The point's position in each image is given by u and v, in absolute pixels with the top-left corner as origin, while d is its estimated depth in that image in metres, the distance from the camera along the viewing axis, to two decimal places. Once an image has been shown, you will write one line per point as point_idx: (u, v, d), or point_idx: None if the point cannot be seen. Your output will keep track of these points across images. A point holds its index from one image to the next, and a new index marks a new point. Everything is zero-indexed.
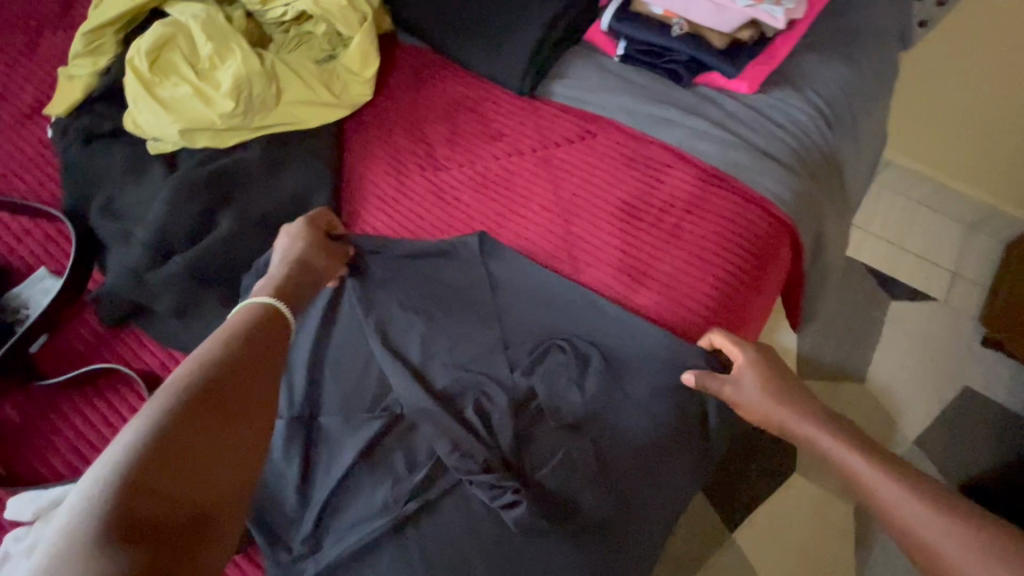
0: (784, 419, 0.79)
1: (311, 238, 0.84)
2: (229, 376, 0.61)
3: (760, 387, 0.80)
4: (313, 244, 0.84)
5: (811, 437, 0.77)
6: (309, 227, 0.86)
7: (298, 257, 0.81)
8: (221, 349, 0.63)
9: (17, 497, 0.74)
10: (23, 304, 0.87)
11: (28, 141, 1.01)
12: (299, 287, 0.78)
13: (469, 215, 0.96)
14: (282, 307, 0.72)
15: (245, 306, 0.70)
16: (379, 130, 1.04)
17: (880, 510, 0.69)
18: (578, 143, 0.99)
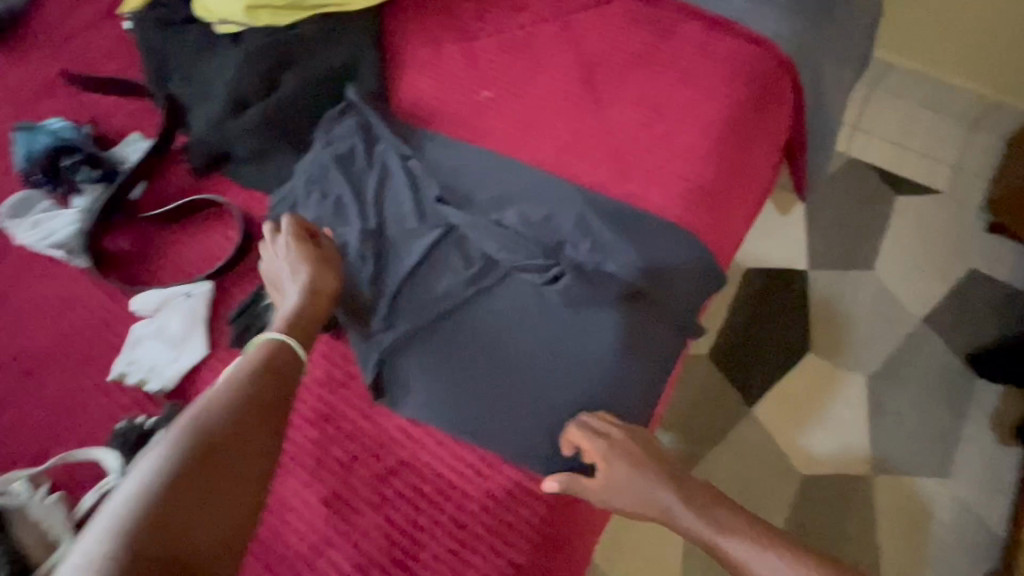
0: (647, 500, 0.78)
1: (312, 259, 0.84)
2: (237, 427, 0.64)
3: (631, 479, 0.78)
4: (316, 265, 0.84)
5: (674, 513, 0.77)
6: (301, 244, 0.85)
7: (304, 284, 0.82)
8: (232, 396, 0.67)
9: (139, 294, 0.87)
10: (121, 159, 0.99)
11: (110, 36, 1.14)
12: (310, 311, 0.80)
13: (501, 72, 1.07)
14: (292, 344, 0.75)
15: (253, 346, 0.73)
16: (416, 9, 1.15)
17: (716, 549, 0.75)
18: (595, 7, 1.10)
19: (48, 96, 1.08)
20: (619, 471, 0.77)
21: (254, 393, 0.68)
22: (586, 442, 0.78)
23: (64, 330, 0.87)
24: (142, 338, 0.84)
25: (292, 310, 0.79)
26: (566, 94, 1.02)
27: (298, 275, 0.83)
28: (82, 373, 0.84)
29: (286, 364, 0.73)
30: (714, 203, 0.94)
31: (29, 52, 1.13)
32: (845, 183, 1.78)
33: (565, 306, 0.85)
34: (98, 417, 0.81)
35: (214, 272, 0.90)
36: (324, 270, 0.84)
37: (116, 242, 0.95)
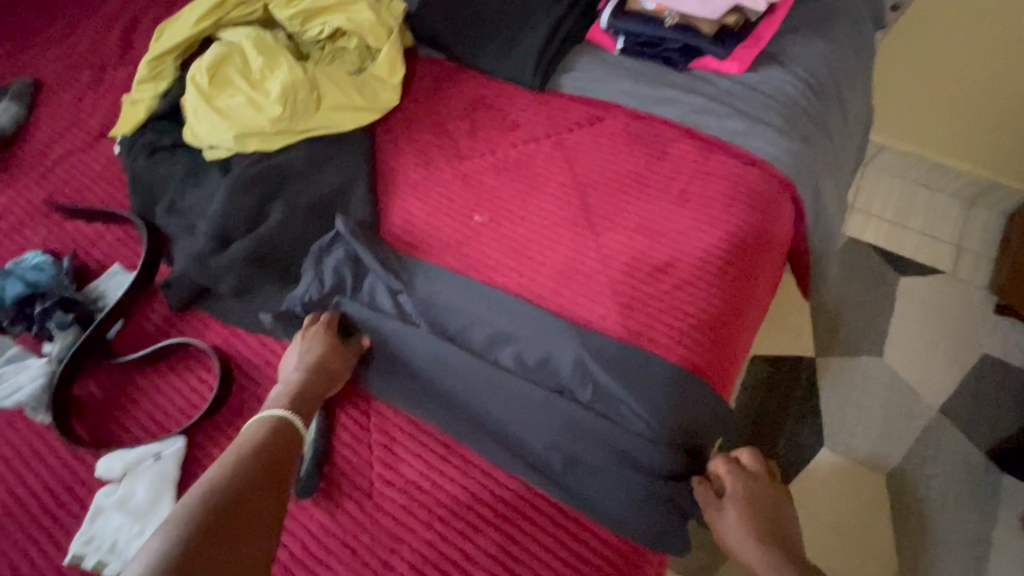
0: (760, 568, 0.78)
1: (334, 338, 0.87)
2: (249, 490, 0.67)
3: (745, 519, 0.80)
4: (337, 346, 0.86)
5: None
6: (327, 327, 0.88)
7: (321, 362, 0.84)
8: (243, 459, 0.70)
9: (106, 456, 0.81)
10: (100, 295, 0.96)
11: (99, 160, 1.13)
12: (319, 393, 0.82)
13: (492, 193, 1.05)
14: (292, 424, 0.77)
15: (262, 421, 0.75)
16: (407, 129, 1.14)
17: None
18: (588, 127, 1.09)
19: (31, 224, 1.06)
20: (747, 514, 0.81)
21: (262, 459, 0.71)
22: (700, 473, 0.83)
23: (21, 496, 0.80)
24: (104, 508, 0.77)
25: (301, 391, 0.80)
26: (562, 217, 1.00)
27: (308, 356, 0.84)
28: (36, 548, 0.76)
29: (287, 437, 0.75)
30: (721, 339, 0.90)
31: (16, 177, 1.12)
32: (847, 266, 1.74)
33: (563, 464, 0.81)
34: None
35: (190, 426, 0.84)
36: (344, 351, 0.86)
37: (87, 390, 0.89)
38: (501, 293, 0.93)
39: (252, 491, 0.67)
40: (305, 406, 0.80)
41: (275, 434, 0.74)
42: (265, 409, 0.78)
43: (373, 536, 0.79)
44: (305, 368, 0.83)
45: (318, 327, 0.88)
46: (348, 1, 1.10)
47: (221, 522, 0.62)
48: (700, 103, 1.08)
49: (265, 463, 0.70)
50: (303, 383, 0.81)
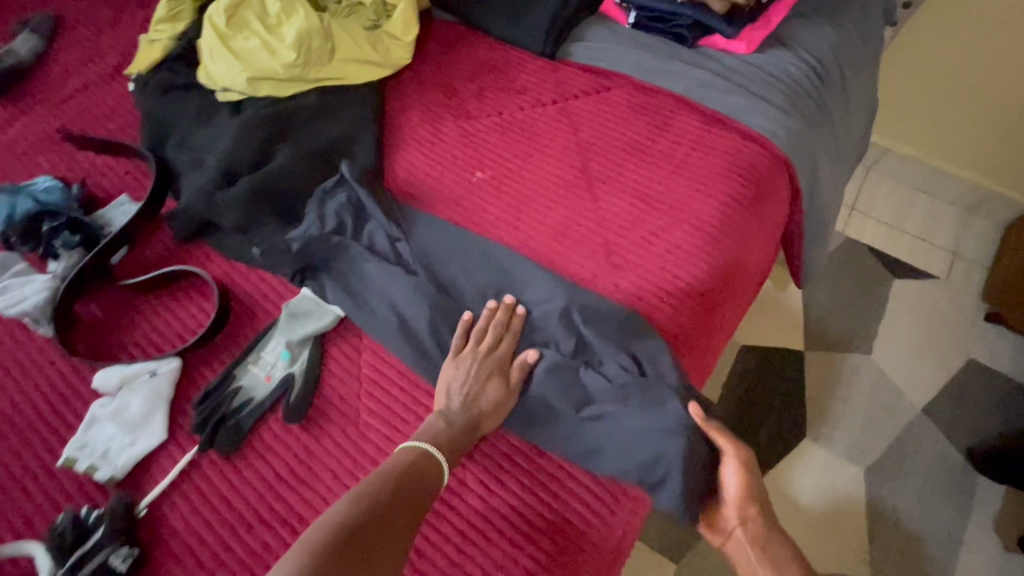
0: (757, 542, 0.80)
1: (499, 383, 0.83)
2: (377, 522, 0.67)
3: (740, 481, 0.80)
4: (499, 390, 0.82)
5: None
6: (497, 370, 0.83)
7: (480, 406, 0.80)
8: (381, 489, 0.70)
9: (103, 369, 0.83)
10: (106, 221, 0.98)
11: (113, 96, 1.16)
12: (471, 437, 0.78)
13: (495, 153, 1.07)
14: (438, 457, 0.75)
15: (410, 452, 0.74)
16: (417, 87, 1.16)
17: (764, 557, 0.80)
18: (594, 95, 1.11)
19: (43, 153, 1.08)
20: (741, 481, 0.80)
21: (399, 493, 0.70)
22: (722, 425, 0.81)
23: (18, 403, 0.83)
24: (98, 417, 0.80)
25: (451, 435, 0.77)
26: (561, 180, 1.02)
27: (472, 398, 0.81)
28: (30, 452, 0.79)
29: (426, 480, 0.73)
30: (707, 305, 0.92)
31: (31, 108, 1.14)
32: (843, 264, 1.75)
33: (541, 390, 0.83)
34: (38, 504, 0.76)
35: (185, 349, 0.86)
36: (501, 398, 0.82)
37: (89, 310, 0.92)
38: (495, 247, 0.95)
39: (380, 524, 0.67)
40: (449, 452, 0.76)
41: (424, 470, 0.73)
42: (416, 438, 0.77)
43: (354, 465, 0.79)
44: (464, 408, 0.79)
45: (494, 367, 0.84)
46: None
47: (349, 552, 0.64)
48: (705, 78, 1.09)
49: (399, 497, 0.70)
50: (461, 422, 0.79)
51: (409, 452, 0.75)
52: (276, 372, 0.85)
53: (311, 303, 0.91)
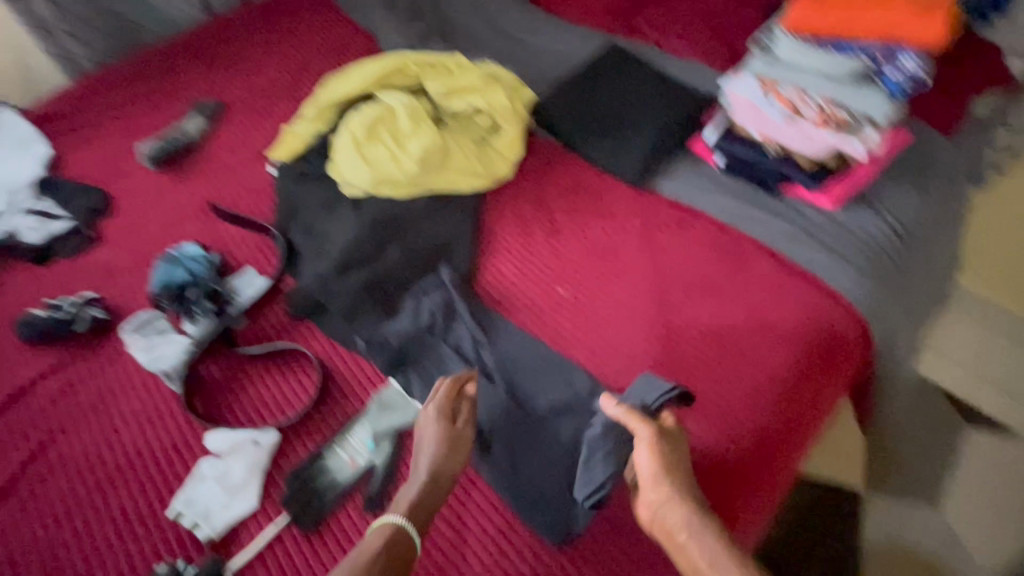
0: (688, 523, 0.74)
1: (446, 432, 0.87)
2: None
3: (652, 461, 0.79)
4: (442, 444, 0.86)
5: (730, 571, 0.69)
6: (439, 419, 0.88)
7: (436, 458, 0.85)
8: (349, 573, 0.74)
9: (214, 432, 0.94)
10: (233, 290, 1.12)
11: (256, 176, 1.34)
12: (436, 487, 0.84)
13: (579, 272, 1.16)
14: (411, 529, 0.79)
15: (379, 529, 0.78)
16: (513, 200, 1.28)
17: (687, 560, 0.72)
18: (677, 228, 1.19)
19: (193, 220, 1.27)
20: (652, 456, 0.80)
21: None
22: (636, 410, 0.86)
23: (141, 450, 0.95)
24: (206, 477, 0.91)
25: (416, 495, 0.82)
26: (639, 309, 1.09)
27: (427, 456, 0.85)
28: (145, 498, 0.90)
29: (402, 552, 0.77)
30: (768, 458, 0.96)
31: (189, 179, 1.34)
32: (923, 398, 1.54)
33: (558, 460, 0.93)
34: (146, 550, 0.86)
35: (286, 424, 0.97)
36: (454, 443, 0.87)
37: (208, 370, 1.04)
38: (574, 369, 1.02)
39: None
40: (418, 512, 0.82)
41: (402, 546, 0.78)
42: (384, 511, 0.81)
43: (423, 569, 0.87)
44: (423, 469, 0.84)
45: (429, 421, 0.88)
46: (490, 87, 1.29)
47: None
48: (783, 232, 1.16)
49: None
50: (421, 483, 0.83)
51: (379, 525, 0.79)
52: (360, 460, 0.93)
53: (395, 395, 1.00)
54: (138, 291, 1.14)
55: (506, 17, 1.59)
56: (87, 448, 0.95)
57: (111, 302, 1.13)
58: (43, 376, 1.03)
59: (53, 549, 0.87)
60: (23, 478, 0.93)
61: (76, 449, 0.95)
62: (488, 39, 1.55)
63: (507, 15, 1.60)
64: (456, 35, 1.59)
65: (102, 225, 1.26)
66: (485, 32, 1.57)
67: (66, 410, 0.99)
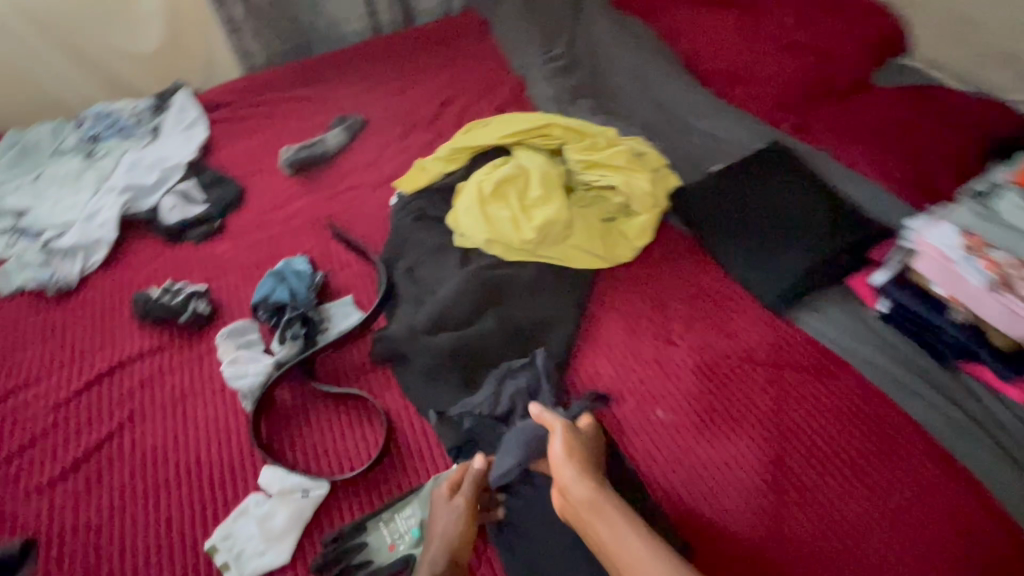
0: (591, 503, 0.77)
1: (452, 518, 0.84)
2: None
3: (564, 452, 0.82)
4: (450, 535, 0.83)
5: (627, 541, 0.73)
6: (450, 501, 0.86)
7: (444, 550, 0.82)
8: None
9: (271, 468, 0.92)
10: (327, 318, 1.11)
11: (377, 201, 1.35)
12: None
13: (686, 396, 1.03)
14: None
15: None
16: (629, 290, 1.17)
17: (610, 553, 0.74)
18: (811, 376, 1.04)
19: (309, 232, 1.28)
20: (566, 449, 0.83)
21: None
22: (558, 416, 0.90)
23: (202, 463, 0.94)
24: (249, 512, 0.88)
25: None
26: (744, 462, 0.95)
27: (440, 542, 0.83)
28: (192, 515, 0.89)
29: None
30: None
31: (317, 189, 1.37)
32: None
33: None
34: (178, 573, 0.85)
35: (338, 479, 0.92)
36: (460, 531, 0.83)
37: (283, 395, 1.03)
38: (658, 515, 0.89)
39: None
40: None
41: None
42: None
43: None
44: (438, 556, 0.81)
45: (443, 509, 0.85)
46: (634, 168, 1.18)
47: None
48: (960, 418, 0.97)
49: None
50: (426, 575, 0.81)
51: None
52: (401, 546, 0.87)
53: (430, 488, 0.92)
54: (245, 294, 1.17)
55: (665, 88, 1.49)
56: (155, 444, 0.96)
57: (218, 298, 1.16)
58: (142, 356, 1.07)
59: (95, 543, 0.87)
60: (92, 456, 0.95)
61: (146, 443, 0.97)
62: (643, 112, 1.48)
63: (667, 86, 1.50)
64: (610, 100, 1.53)
65: (230, 217, 1.31)
66: (640, 103, 1.50)
67: (150, 398, 1.02)
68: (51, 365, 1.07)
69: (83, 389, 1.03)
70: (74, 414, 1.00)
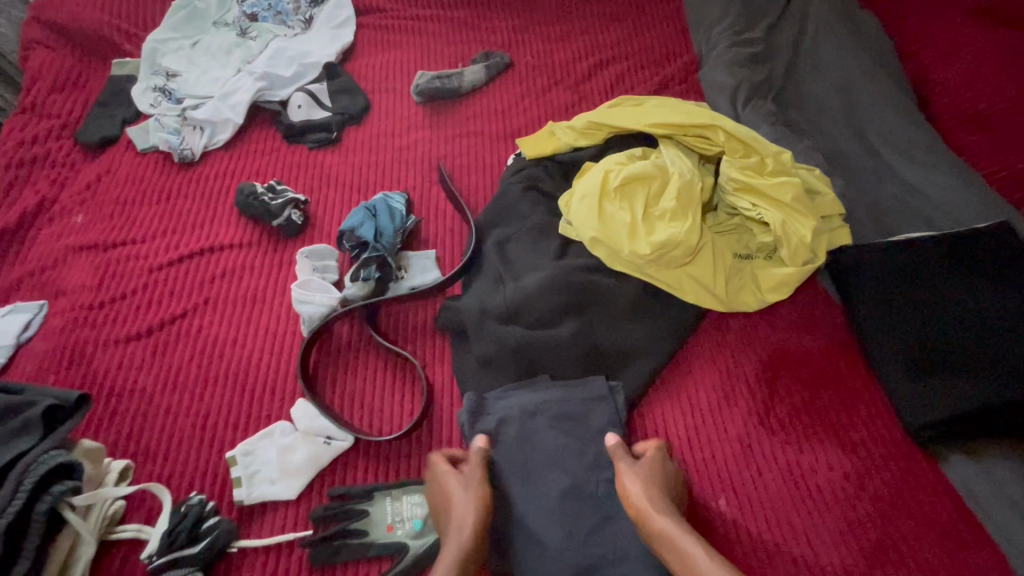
0: (665, 529, 0.71)
1: (464, 484, 0.78)
2: None
3: (636, 480, 0.77)
4: (481, 515, 0.74)
5: (701, 564, 0.66)
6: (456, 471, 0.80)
7: (474, 530, 0.72)
8: None
9: (305, 403, 0.91)
10: (405, 268, 1.06)
11: (494, 156, 1.24)
12: (470, 561, 0.71)
13: (762, 496, 0.86)
14: None
15: None
16: (738, 348, 0.99)
17: None
18: (935, 537, 0.81)
19: (417, 169, 1.22)
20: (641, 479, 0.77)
21: None
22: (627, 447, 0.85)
23: (252, 370, 0.96)
24: (273, 437, 0.88)
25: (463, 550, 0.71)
26: None
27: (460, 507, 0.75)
28: (228, 417, 0.91)
29: None
30: None
31: (438, 125, 1.28)
32: None
33: None
34: (198, 467, 0.87)
35: (362, 437, 0.88)
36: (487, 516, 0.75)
37: (340, 331, 1.01)
38: None
39: None
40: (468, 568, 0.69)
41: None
42: None
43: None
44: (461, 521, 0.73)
45: (466, 489, 0.77)
46: (799, 208, 0.95)
47: None
48: None
49: None
50: (455, 557, 0.70)
51: None
52: (398, 531, 0.81)
53: None
54: (338, 216, 1.14)
55: (873, 116, 1.19)
56: (218, 337, 0.99)
57: (313, 211, 1.15)
58: (230, 246, 1.09)
59: (142, 409, 0.92)
60: (164, 327, 1.00)
61: (210, 332, 1.00)
62: (834, 138, 1.20)
63: (877, 113, 1.19)
64: (796, 111, 1.25)
65: (348, 131, 1.27)
66: (834, 125, 1.21)
67: (226, 290, 1.04)
68: (156, 228, 1.12)
69: (174, 260, 1.07)
70: (161, 281, 1.05)
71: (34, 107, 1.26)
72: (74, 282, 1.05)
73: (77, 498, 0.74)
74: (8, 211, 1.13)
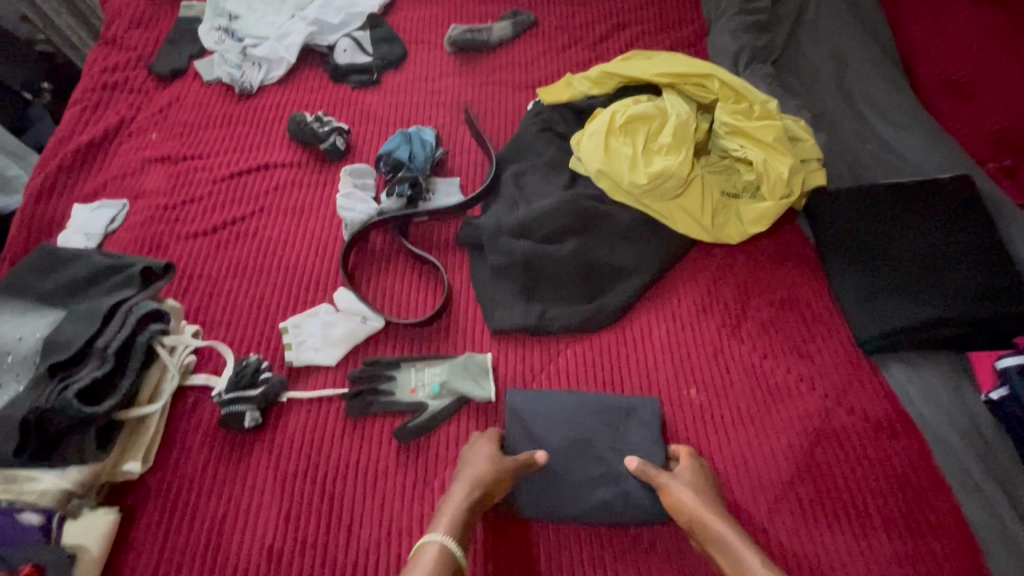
0: (724, 536, 0.78)
1: (486, 458, 0.86)
2: None
3: (692, 496, 0.83)
4: (483, 479, 0.83)
5: None
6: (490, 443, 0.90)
7: (479, 484, 0.82)
8: None
9: (345, 291, 1.07)
10: (433, 189, 1.21)
11: (516, 103, 1.38)
12: (474, 511, 0.81)
13: (727, 389, 1.01)
14: (455, 548, 0.76)
15: (426, 550, 0.75)
16: (717, 269, 1.13)
17: None
18: (869, 426, 0.96)
19: (446, 111, 1.37)
20: (694, 488, 0.85)
21: None
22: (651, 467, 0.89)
23: (299, 266, 1.13)
24: (318, 315, 1.04)
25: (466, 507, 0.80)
26: (753, 470, 0.94)
27: (476, 469, 0.84)
28: (279, 301, 1.08)
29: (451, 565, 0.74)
30: None
31: (467, 74, 1.43)
32: None
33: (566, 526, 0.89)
34: (255, 336, 1.04)
35: (392, 320, 1.04)
36: (494, 480, 0.83)
37: (375, 239, 1.17)
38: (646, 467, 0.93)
39: None
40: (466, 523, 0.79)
41: (450, 564, 0.74)
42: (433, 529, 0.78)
43: (389, 525, 0.88)
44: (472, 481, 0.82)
45: (475, 461, 0.86)
46: (779, 148, 1.09)
47: None
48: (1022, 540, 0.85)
49: None
50: (459, 505, 0.80)
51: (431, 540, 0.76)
52: (420, 393, 0.98)
53: (463, 360, 1.00)
54: (375, 146, 1.30)
55: (862, 82, 1.31)
56: (271, 237, 1.16)
57: (354, 140, 1.30)
58: (282, 165, 1.26)
59: (208, 290, 1.09)
60: (227, 227, 1.17)
61: (265, 233, 1.16)
62: (824, 101, 1.32)
63: (866, 80, 1.31)
64: (793, 76, 1.37)
65: (387, 74, 1.43)
66: (826, 89, 1.33)
67: (278, 200, 1.21)
68: (219, 147, 1.29)
69: (234, 174, 1.24)
70: (223, 190, 1.23)
71: (114, 40, 1.44)
72: (150, 186, 1.23)
73: (165, 338, 0.92)
74: (93, 126, 1.31)
